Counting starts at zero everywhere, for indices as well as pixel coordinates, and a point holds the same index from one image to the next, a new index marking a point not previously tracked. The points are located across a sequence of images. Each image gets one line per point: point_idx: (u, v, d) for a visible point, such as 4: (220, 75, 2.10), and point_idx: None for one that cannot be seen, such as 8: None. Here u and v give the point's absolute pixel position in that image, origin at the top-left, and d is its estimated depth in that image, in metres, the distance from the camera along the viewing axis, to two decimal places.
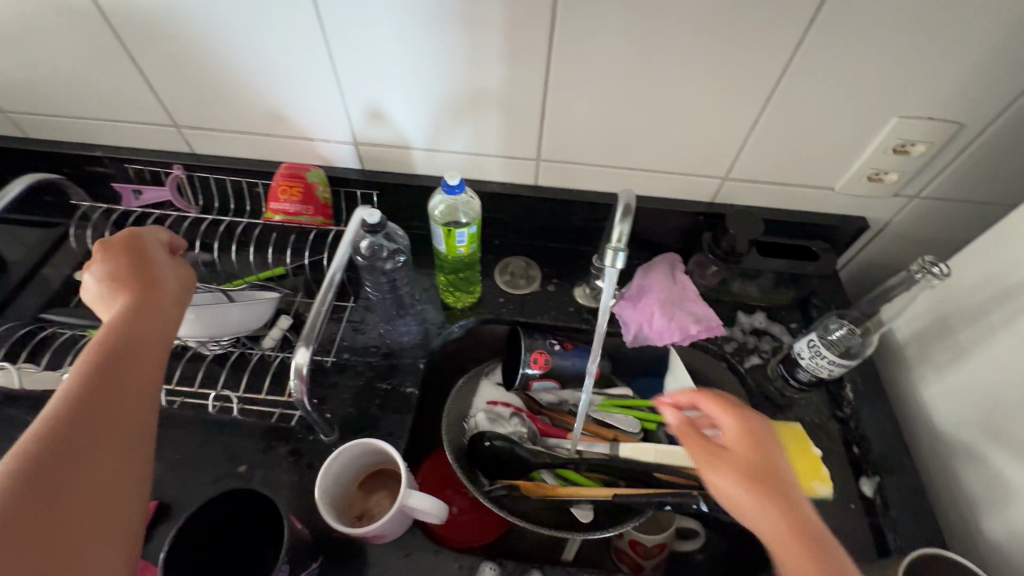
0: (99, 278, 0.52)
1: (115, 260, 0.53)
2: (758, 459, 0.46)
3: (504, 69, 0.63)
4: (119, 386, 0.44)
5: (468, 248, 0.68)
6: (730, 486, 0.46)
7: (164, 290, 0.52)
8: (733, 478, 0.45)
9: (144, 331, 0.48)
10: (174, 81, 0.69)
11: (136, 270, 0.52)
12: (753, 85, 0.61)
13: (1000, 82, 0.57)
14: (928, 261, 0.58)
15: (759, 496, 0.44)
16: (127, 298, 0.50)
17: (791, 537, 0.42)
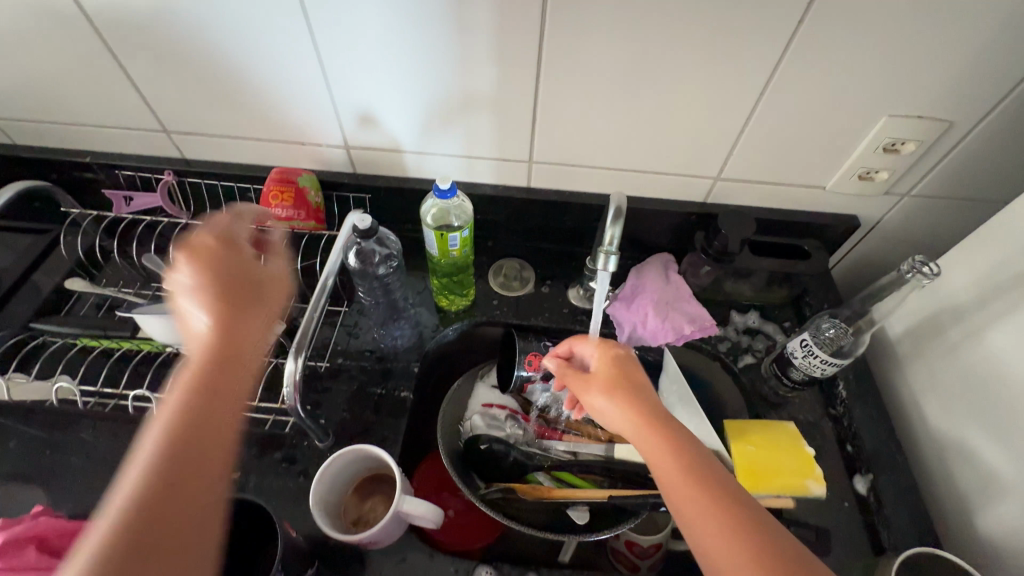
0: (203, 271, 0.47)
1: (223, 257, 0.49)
2: (623, 374, 0.55)
3: (495, 71, 0.62)
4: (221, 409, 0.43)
5: (461, 251, 0.68)
6: (603, 400, 0.54)
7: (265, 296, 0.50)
8: (603, 391, 0.54)
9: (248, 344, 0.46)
10: (163, 86, 0.69)
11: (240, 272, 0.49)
12: (744, 85, 0.61)
13: (988, 80, 0.58)
14: (919, 260, 0.58)
15: (625, 402, 0.53)
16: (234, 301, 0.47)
17: (650, 428, 0.50)
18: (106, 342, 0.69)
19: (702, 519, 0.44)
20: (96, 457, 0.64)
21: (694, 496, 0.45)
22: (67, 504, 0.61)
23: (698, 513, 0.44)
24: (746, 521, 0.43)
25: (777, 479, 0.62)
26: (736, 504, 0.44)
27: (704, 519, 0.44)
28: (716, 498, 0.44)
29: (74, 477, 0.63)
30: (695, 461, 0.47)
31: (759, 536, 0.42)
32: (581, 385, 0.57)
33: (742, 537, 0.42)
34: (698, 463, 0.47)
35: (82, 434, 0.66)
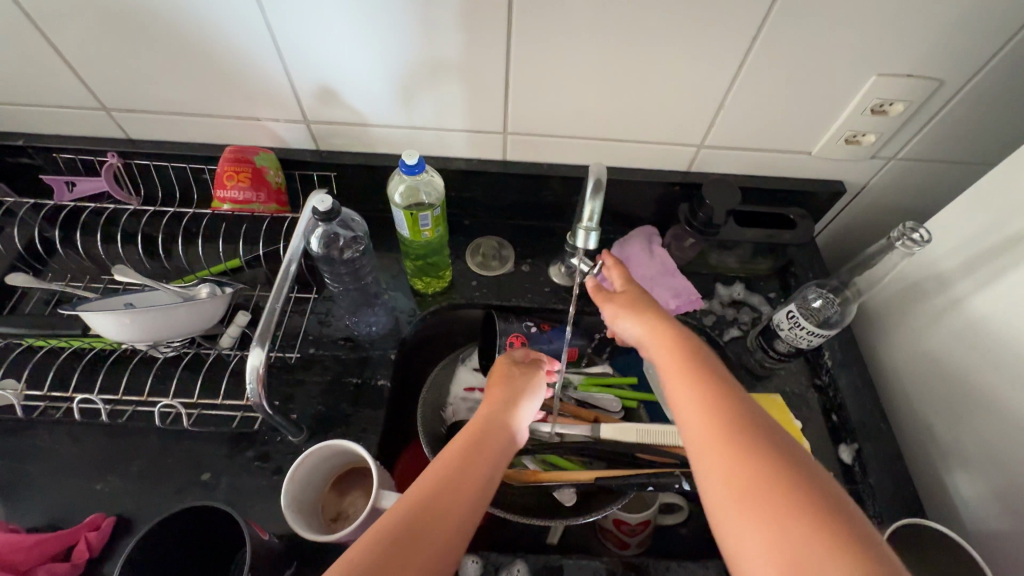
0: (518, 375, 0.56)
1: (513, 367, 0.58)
2: (644, 295, 0.55)
3: (462, 35, 0.57)
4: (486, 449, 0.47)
5: (433, 231, 0.64)
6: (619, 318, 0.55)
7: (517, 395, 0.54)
8: (621, 310, 0.54)
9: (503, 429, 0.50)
10: (96, 58, 0.62)
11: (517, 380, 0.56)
12: (729, 45, 0.57)
13: (982, 34, 0.55)
14: (909, 226, 0.56)
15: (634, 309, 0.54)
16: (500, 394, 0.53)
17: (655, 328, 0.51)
18: (54, 340, 0.63)
19: (698, 422, 0.42)
20: (55, 464, 0.60)
21: (695, 400, 0.43)
22: (26, 516, 0.58)
23: (692, 416, 0.43)
24: (746, 430, 0.40)
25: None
26: (743, 415, 0.42)
27: (696, 421, 0.43)
28: (716, 405, 0.43)
29: (31, 487, 0.59)
30: (710, 372, 0.45)
31: (754, 444, 0.39)
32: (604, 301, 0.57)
33: (732, 445, 0.40)
34: (711, 373, 0.45)
35: (37, 440, 0.62)
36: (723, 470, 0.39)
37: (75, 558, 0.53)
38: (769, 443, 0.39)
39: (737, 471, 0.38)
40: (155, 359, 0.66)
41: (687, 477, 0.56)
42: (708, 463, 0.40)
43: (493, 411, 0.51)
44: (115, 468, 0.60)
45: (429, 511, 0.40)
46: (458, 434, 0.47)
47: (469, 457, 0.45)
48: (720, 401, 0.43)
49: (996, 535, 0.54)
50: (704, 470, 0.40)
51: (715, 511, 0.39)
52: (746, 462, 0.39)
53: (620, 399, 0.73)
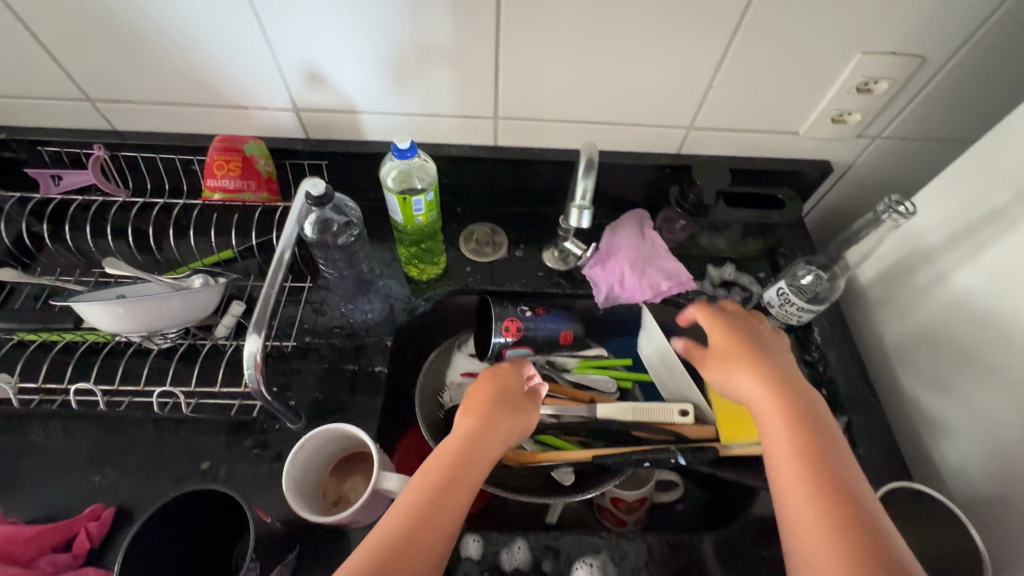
0: (502, 386, 0.56)
1: (505, 375, 0.57)
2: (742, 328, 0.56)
3: (451, 19, 0.57)
4: (469, 462, 0.47)
5: (427, 217, 0.63)
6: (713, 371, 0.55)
7: (502, 407, 0.53)
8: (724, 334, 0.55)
9: (486, 447, 0.49)
10: (78, 48, 0.61)
11: (502, 393, 0.55)
12: (716, 26, 0.57)
13: (964, 11, 0.56)
14: (895, 199, 0.57)
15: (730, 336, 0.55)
16: (487, 406, 0.53)
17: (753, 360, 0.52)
18: (44, 334, 0.63)
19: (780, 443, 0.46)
20: (52, 458, 0.60)
21: (787, 428, 0.46)
22: (24, 510, 0.57)
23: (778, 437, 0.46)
24: (828, 460, 0.44)
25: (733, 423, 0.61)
26: (826, 446, 0.45)
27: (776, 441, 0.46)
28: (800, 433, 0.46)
29: (29, 481, 0.59)
30: (802, 411, 0.47)
31: (838, 476, 0.43)
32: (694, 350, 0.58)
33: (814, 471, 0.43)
34: (807, 412, 0.47)
35: (32, 435, 0.61)
36: (802, 490, 0.43)
37: (75, 549, 0.53)
38: (846, 490, 0.42)
39: (817, 494, 0.42)
40: (149, 351, 0.66)
41: (681, 452, 0.57)
42: (787, 481, 0.44)
43: (472, 423, 0.51)
44: (112, 460, 0.60)
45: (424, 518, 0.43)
46: (443, 449, 0.48)
47: (452, 470, 0.46)
48: (810, 435, 0.46)
49: (979, 499, 0.55)
50: (781, 483, 0.45)
51: (791, 526, 0.43)
52: (825, 487, 0.42)
53: (616, 379, 0.74)
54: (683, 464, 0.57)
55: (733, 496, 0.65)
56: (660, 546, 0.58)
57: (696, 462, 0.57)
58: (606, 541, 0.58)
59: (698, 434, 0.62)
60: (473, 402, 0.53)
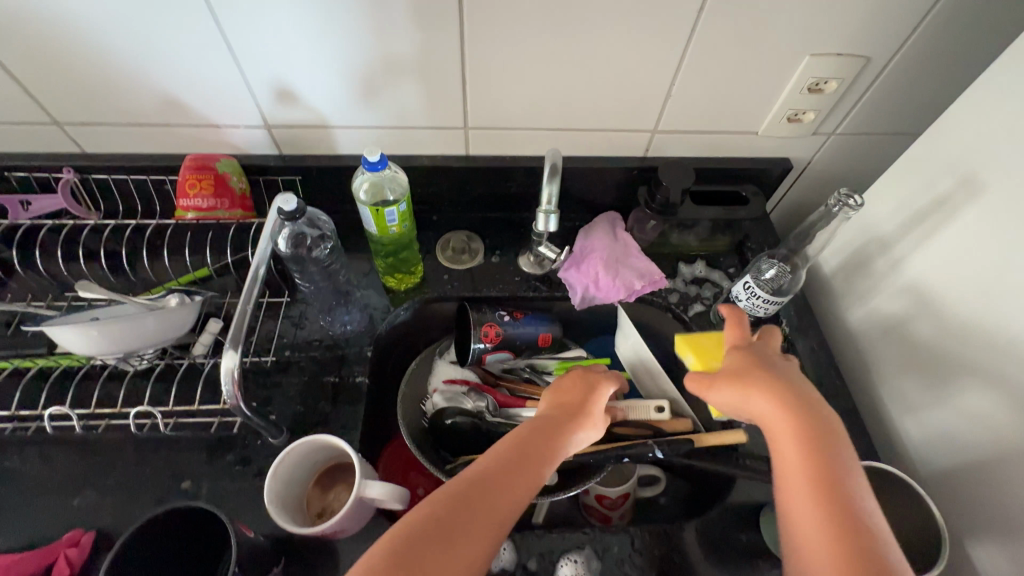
0: (581, 403, 0.54)
1: (589, 393, 0.55)
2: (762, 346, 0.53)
3: (416, 35, 0.59)
4: (511, 478, 0.44)
5: (401, 227, 0.64)
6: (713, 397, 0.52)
7: (575, 432, 0.51)
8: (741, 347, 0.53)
9: (540, 464, 0.47)
10: (44, 73, 0.61)
11: (580, 411, 0.53)
12: (672, 35, 0.60)
13: (902, 13, 0.59)
14: (844, 194, 0.59)
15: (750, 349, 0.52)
16: (561, 422, 0.51)
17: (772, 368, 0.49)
18: (18, 360, 0.63)
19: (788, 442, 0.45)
20: (27, 485, 0.59)
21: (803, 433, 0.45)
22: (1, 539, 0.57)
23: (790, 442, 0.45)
24: (836, 463, 0.43)
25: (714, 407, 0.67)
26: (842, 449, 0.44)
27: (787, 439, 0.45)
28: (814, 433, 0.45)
29: (4, 510, 0.58)
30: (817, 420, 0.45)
31: (844, 486, 0.42)
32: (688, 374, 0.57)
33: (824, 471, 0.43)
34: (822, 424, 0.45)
35: (7, 464, 0.60)
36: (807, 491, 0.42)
37: None
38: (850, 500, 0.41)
39: (823, 498, 0.41)
40: (125, 372, 0.65)
41: (658, 446, 0.59)
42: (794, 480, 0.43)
43: (539, 438, 0.48)
44: (90, 483, 0.59)
45: (458, 504, 0.41)
46: (492, 457, 0.45)
47: (494, 481, 0.43)
48: (823, 442, 0.44)
49: (940, 475, 0.58)
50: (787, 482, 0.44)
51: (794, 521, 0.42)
52: (833, 489, 0.42)
53: None
54: (660, 458, 0.59)
55: (712, 486, 0.66)
56: (642, 537, 0.59)
57: (673, 455, 0.59)
58: (590, 536, 0.59)
59: (676, 428, 0.63)
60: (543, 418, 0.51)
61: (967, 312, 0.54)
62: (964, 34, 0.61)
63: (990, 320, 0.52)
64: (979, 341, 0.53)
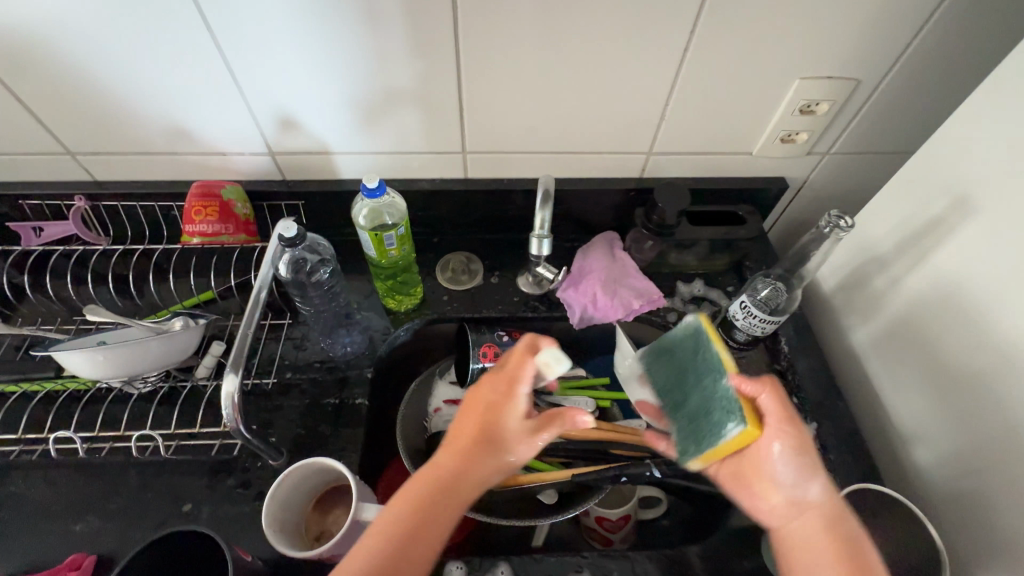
0: (491, 405, 0.51)
1: (499, 395, 0.51)
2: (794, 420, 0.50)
3: (415, 66, 0.61)
4: (440, 500, 0.46)
5: (400, 250, 0.66)
6: (780, 444, 0.48)
7: (488, 438, 0.49)
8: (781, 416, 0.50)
9: (460, 477, 0.47)
10: (59, 107, 0.64)
11: (487, 415, 0.50)
12: (662, 62, 0.62)
13: (888, 39, 0.60)
14: (835, 215, 0.60)
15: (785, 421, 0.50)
16: (470, 432, 0.49)
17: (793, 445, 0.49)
18: (26, 384, 0.64)
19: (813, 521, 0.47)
20: (31, 509, 0.60)
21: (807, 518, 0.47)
22: (5, 563, 0.57)
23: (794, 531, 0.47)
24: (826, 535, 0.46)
25: (718, 442, 0.47)
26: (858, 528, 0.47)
27: (813, 516, 0.47)
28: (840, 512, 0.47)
29: (9, 534, 0.59)
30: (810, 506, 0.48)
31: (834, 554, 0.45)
32: (737, 374, 0.49)
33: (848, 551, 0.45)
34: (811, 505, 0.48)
35: (13, 487, 0.61)
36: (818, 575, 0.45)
37: None
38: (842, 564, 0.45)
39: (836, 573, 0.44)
40: (129, 395, 0.66)
41: (656, 465, 0.59)
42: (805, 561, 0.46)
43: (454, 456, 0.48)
44: (93, 507, 0.60)
45: (399, 534, 0.44)
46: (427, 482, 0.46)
47: (425, 509, 0.45)
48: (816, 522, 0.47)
49: (946, 498, 0.57)
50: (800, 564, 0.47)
51: None
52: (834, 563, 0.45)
53: (595, 399, 0.77)
54: (658, 477, 0.58)
55: (714, 509, 0.66)
56: (642, 562, 0.59)
57: (671, 474, 0.59)
58: (589, 561, 0.58)
59: None
60: (463, 428, 0.50)
61: (966, 333, 0.54)
62: (952, 57, 0.62)
63: (989, 339, 0.52)
64: (980, 362, 0.53)
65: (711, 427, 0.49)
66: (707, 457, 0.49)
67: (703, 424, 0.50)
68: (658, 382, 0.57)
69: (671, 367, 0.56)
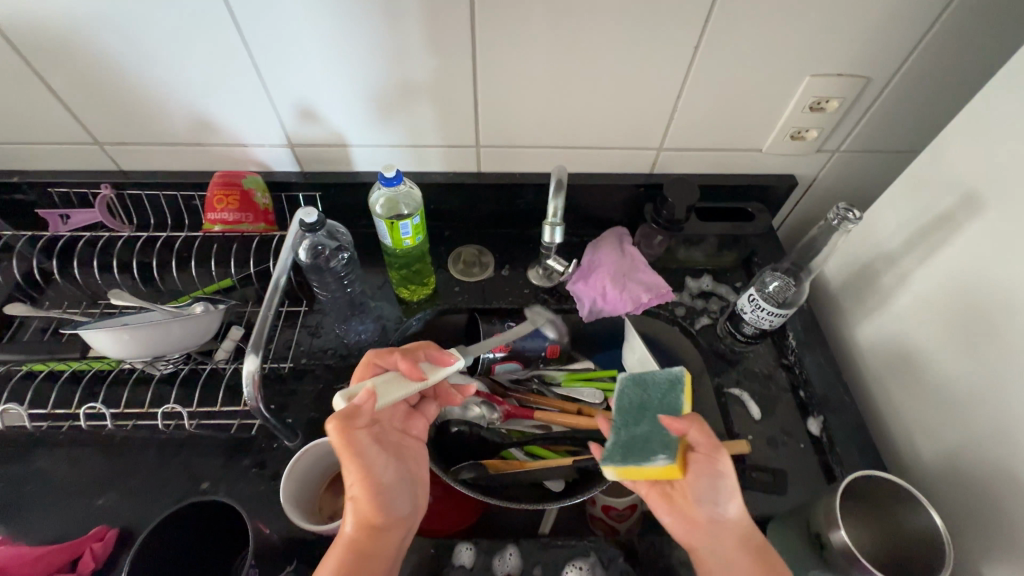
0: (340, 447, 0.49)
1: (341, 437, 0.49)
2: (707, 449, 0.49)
3: (433, 62, 0.63)
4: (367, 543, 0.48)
5: (414, 240, 0.67)
6: (706, 478, 0.48)
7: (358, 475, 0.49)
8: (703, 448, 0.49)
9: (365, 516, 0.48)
10: (90, 99, 0.67)
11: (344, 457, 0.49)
12: (673, 59, 0.63)
13: (897, 38, 0.61)
14: (843, 207, 0.61)
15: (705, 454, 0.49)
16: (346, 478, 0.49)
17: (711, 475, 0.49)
18: (53, 364, 0.66)
19: (735, 554, 0.48)
20: (56, 484, 0.62)
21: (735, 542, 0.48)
22: (30, 535, 0.59)
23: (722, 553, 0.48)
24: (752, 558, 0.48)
25: (647, 467, 0.51)
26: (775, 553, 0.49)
27: (730, 546, 0.48)
28: (760, 546, 0.49)
29: (35, 506, 0.61)
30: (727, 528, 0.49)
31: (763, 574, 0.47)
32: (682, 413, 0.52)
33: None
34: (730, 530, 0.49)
35: (38, 463, 0.64)
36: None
37: (80, 569, 0.55)
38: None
39: None
40: (151, 376, 0.69)
41: None
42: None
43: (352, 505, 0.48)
44: (115, 483, 0.62)
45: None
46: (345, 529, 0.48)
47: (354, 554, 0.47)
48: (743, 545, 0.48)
49: (949, 492, 0.57)
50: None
51: None
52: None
53: (603, 390, 0.77)
54: None
55: None
56: None
57: None
58: (595, 545, 0.59)
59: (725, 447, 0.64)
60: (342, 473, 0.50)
61: (972, 326, 0.55)
62: (961, 56, 0.63)
63: (995, 333, 0.52)
64: (987, 356, 0.53)
65: (644, 449, 0.54)
66: (625, 471, 0.52)
67: (638, 445, 0.54)
68: (621, 398, 0.61)
69: (642, 393, 0.60)
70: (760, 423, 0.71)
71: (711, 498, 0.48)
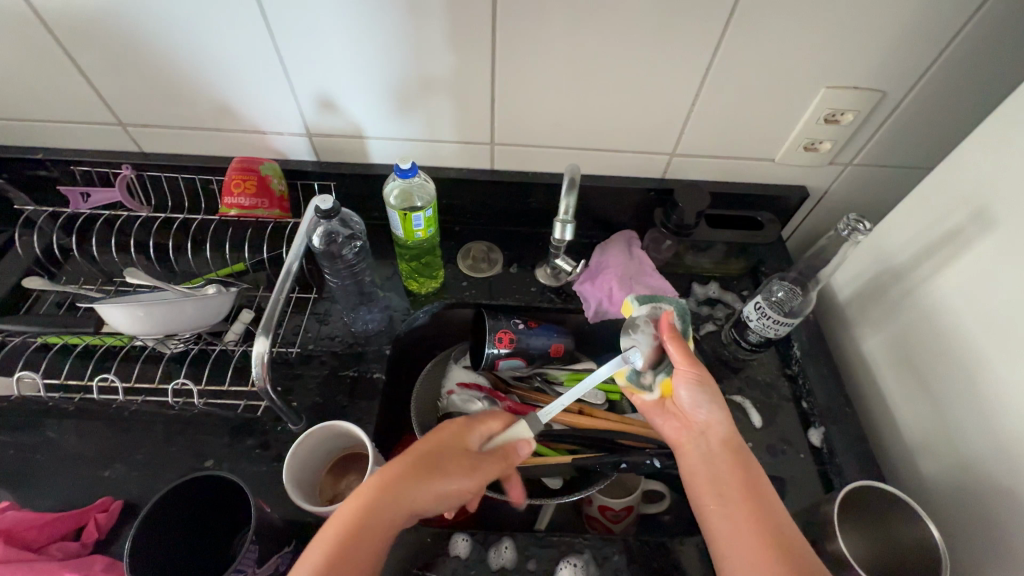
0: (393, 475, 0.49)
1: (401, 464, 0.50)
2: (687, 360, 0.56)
3: (452, 58, 0.64)
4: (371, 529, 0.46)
5: (426, 232, 0.68)
6: (687, 386, 0.55)
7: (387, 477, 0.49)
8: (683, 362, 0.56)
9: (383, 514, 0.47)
10: (117, 81, 0.68)
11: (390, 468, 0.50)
12: (689, 66, 0.64)
13: (914, 53, 0.62)
14: (853, 218, 0.61)
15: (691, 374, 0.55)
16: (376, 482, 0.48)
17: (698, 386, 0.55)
18: (69, 337, 0.67)
19: (718, 456, 0.53)
20: (64, 454, 0.63)
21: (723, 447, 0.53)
22: (36, 502, 0.61)
23: (703, 456, 0.53)
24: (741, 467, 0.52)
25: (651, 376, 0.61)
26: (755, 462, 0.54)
27: (715, 449, 0.53)
28: (743, 453, 0.53)
29: (41, 475, 0.62)
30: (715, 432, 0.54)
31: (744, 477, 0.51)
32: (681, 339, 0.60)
33: (750, 481, 0.51)
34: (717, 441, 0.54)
35: (47, 432, 0.65)
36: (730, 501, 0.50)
37: (84, 538, 0.57)
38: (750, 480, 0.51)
39: (746, 494, 0.50)
40: (161, 355, 0.70)
41: (657, 455, 0.62)
42: (719, 484, 0.51)
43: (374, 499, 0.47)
44: (120, 456, 0.63)
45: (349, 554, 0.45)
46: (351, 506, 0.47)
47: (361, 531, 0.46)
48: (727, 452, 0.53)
49: (949, 508, 0.57)
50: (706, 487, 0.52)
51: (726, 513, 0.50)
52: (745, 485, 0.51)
53: (606, 392, 0.77)
54: (657, 466, 0.62)
55: None
56: (642, 548, 0.60)
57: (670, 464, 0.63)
58: (589, 542, 0.60)
59: None
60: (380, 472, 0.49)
61: (979, 342, 0.55)
62: (978, 73, 0.63)
63: (1002, 350, 0.52)
64: (990, 373, 0.53)
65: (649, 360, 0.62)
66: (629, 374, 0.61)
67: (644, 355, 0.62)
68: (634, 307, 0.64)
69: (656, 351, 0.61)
70: (760, 431, 0.71)
71: (698, 406, 0.55)
